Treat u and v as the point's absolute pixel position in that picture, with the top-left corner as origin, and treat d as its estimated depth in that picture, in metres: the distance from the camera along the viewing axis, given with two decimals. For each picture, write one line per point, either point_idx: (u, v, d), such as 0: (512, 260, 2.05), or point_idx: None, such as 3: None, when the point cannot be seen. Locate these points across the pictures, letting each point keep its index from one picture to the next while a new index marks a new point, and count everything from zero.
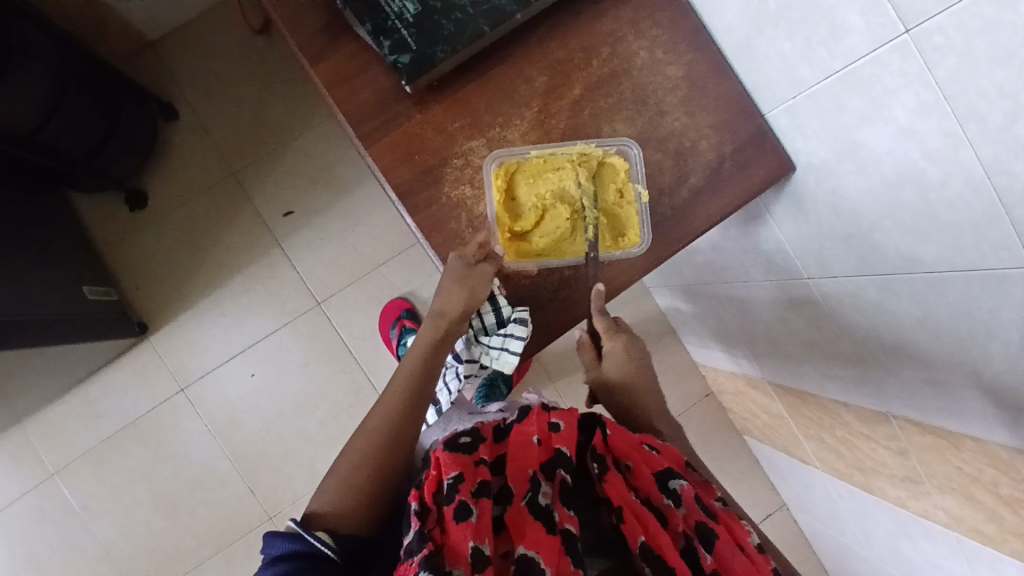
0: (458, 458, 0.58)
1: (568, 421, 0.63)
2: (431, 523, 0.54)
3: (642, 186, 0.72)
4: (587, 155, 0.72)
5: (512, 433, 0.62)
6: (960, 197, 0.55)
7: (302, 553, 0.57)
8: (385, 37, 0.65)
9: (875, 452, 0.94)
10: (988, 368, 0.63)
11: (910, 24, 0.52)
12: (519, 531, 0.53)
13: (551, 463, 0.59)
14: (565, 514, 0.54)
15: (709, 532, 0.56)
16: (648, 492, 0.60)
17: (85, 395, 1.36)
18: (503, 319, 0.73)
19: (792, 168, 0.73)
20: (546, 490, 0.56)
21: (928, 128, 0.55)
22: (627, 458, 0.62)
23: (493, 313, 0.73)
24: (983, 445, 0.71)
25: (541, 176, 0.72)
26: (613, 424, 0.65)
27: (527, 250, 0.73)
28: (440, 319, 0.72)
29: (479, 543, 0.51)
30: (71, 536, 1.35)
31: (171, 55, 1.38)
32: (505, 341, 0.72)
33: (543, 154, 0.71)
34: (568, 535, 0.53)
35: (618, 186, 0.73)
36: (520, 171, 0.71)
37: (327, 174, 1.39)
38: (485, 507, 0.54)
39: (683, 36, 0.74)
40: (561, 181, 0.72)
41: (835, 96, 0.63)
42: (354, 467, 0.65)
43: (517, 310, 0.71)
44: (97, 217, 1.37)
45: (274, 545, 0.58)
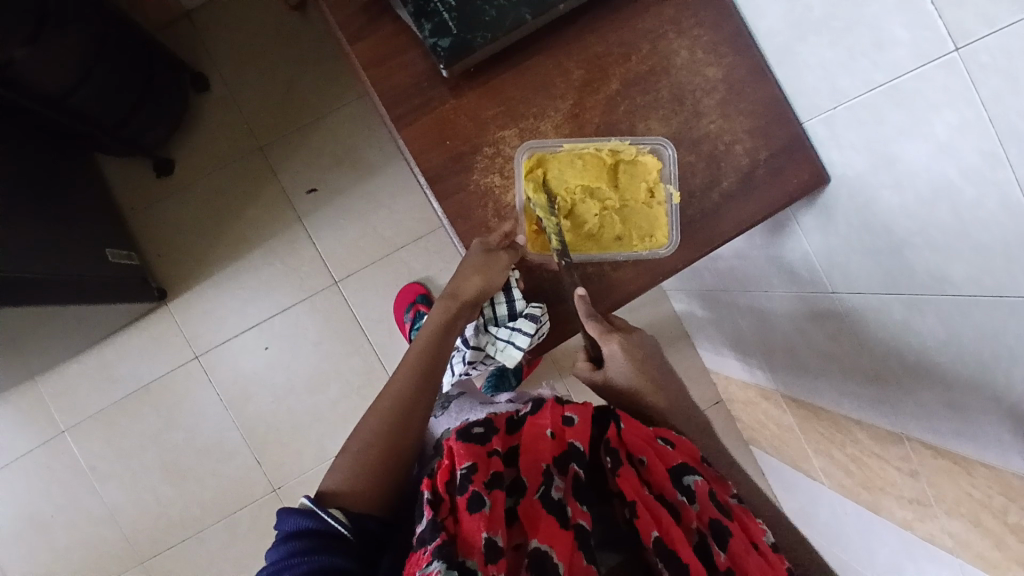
0: (471, 448, 0.58)
1: (581, 415, 0.63)
2: (444, 512, 0.54)
3: (673, 187, 0.72)
4: (619, 152, 0.72)
5: (526, 425, 0.62)
6: (995, 219, 0.54)
7: (315, 531, 0.57)
8: (425, 20, 0.65)
9: (884, 471, 0.93)
10: (1010, 395, 0.62)
11: (959, 41, 0.51)
12: (533, 525, 0.53)
13: (564, 457, 0.59)
14: (577, 509, 0.54)
15: (722, 529, 0.56)
16: (662, 487, 0.60)
17: (100, 357, 1.38)
18: (515, 313, 0.74)
19: (826, 179, 0.72)
20: (559, 483, 0.57)
21: (968, 148, 0.54)
22: (641, 452, 0.61)
23: (506, 305, 0.74)
24: (997, 472, 0.70)
25: (571, 170, 0.72)
26: (626, 419, 0.65)
27: (550, 243, 0.74)
28: (451, 302, 0.73)
29: (491, 534, 0.51)
30: (80, 494, 1.38)
31: (206, 25, 1.39)
32: (511, 335, 0.72)
33: (575, 148, 0.71)
34: (580, 530, 0.53)
35: (649, 185, 0.73)
36: (550, 163, 0.71)
37: (353, 155, 1.39)
38: (498, 498, 0.54)
39: (725, 37, 0.73)
40: (591, 176, 0.72)
41: (875, 109, 0.61)
42: (368, 445, 0.66)
43: (530, 306, 0.72)
44: (124, 182, 1.39)
45: (287, 522, 0.57)
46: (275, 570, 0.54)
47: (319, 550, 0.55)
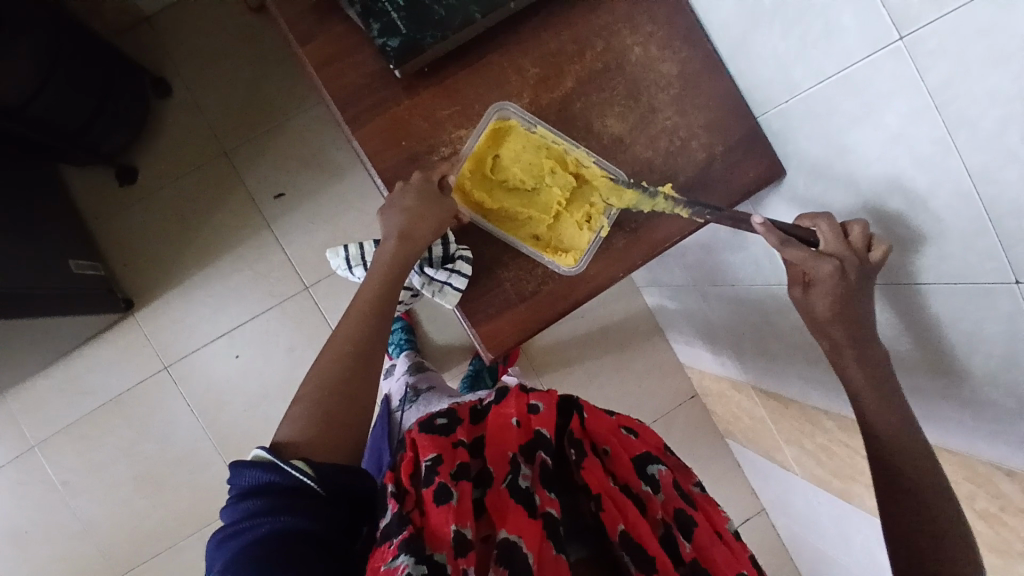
0: (436, 440, 0.58)
1: (546, 404, 0.63)
2: (410, 505, 0.53)
3: (607, 223, 0.72)
4: (582, 165, 0.72)
5: (491, 416, 0.62)
6: (949, 207, 0.55)
7: (276, 485, 0.53)
8: (374, 20, 0.64)
9: (855, 460, 0.95)
10: (970, 381, 0.63)
11: (905, 30, 0.51)
12: (501, 517, 0.51)
13: (531, 444, 0.58)
14: (546, 498, 0.53)
15: (687, 518, 0.56)
16: (627, 478, 0.59)
17: (66, 369, 1.35)
18: (449, 255, 0.71)
19: (782, 172, 0.73)
20: (526, 472, 0.55)
21: (919, 134, 0.54)
22: (605, 443, 0.61)
23: (440, 248, 0.71)
24: (963, 459, 0.70)
25: (532, 148, 0.71)
26: (590, 408, 0.64)
27: (476, 198, 0.71)
28: (406, 242, 0.68)
29: (460, 527, 0.49)
30: (49, 510, 1.35)
31: (168, 29, 1.36)
32: (449, 277, 0.69)
33: (546, 134, 0.71)
34: (549, 519, 0.51)
35: (588, 210, 0.72)
36: (517, 134, 0.70)
37: (321, 158, 1.38)
38: (465, 490, 0.53)
39: (679, 33, 0.73)
40: (547, 164, 0.71)
41: (827, 101, 0.62)
42: (323, 394, 0.62)
43: (461, 249, 0.70)
44: (87, 190, 1.36)
45: (244, 475, 0.54)
46: (237, 530, 0.51)
47: (281, 509, 0.52)
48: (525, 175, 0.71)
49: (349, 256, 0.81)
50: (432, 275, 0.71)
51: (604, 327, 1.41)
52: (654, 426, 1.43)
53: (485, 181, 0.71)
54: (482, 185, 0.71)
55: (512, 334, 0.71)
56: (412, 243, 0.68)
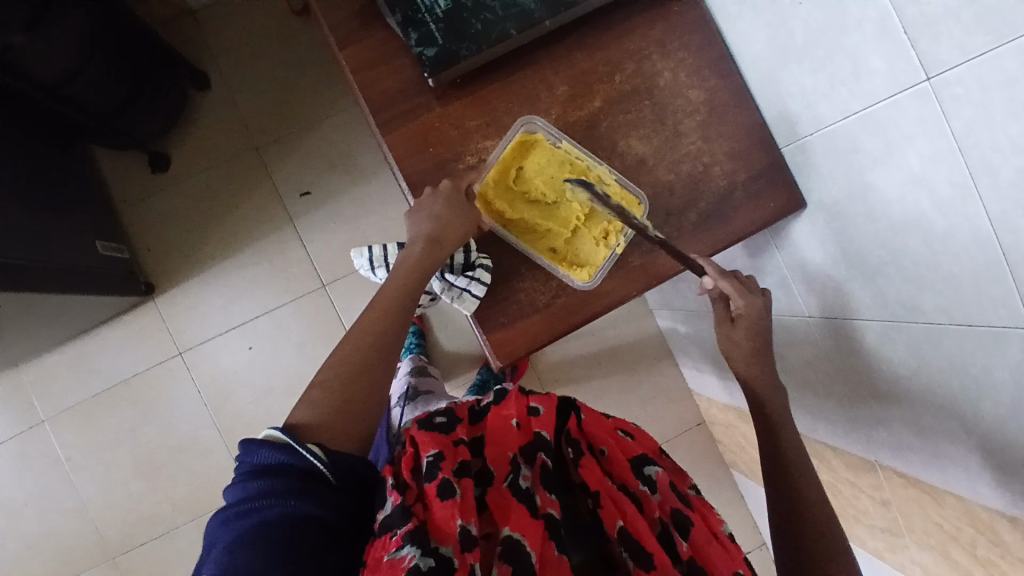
0: (436, 437, 0.58)
1: (546, 406, 0.62)
2: (413, 498, 0.54)
3: (624, 240, 0.73)
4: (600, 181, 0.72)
5: (491, 416, 0.63)
6: (965, 251, 0.55)
7: (289, 467, 0.54)
8: (413, 28, 0.66)
9: (858, 500, 0.94)
10: (978, 425, 0.62)
11: (932, 72, 0.52)
12: (504, 515, 0.52)
13: (531, 446, 0.59)
14: (547, 499, 0.54)
15: (684, 518, 0.56)
16: (624, 478, 0.60)
17: (83, 347, 1.38)
18: (469, 263, 0.72)
19: (802, 205, 0.74)
20: (526, 473, 0.56)
21: (939, 176, 0.55)
22: (602, 443, 0.61)
23: (462, 255, 0.73)
24: (966, 505, 0.70)
25: (556, 163, 0.72)
26: (587, 410, 0.64)
27: (497, 208, 0.72)
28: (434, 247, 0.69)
29: (465, 522, 0.50)
30: (52, 484, 1.37)
31: (211, 25, 1.41)
32: (467, 284, 0.71)
33: (570, 151, 0.72)
34: (550, 519, 0.52)
35: (606, 226, 0.73)
36: (542, 148, 0.72)
37: (348, 160, 1.40)
38: (467, 487, 0.53)
39: (709, 62, 0.74)
40: (569, 178, 0.72)
41: (850, 137, 0.63)
42: (345, 382, 0.63)
43: (481, 258, 0.72)
44: (119, 174, 1.40)
45: (258, 454, 0.54)
46: (247, 509, 0.52)
47: (293, 493, 0.53)
48: (546, 188, 0.72)
49: (373, 257, 0.86)
50: (451, 281, 0.73)
51: (614, 346, 1.42)
52: None
53: (507, 192, 0.73)
54: (504, 196, 0.73)
55: (523, 343, 0.72)
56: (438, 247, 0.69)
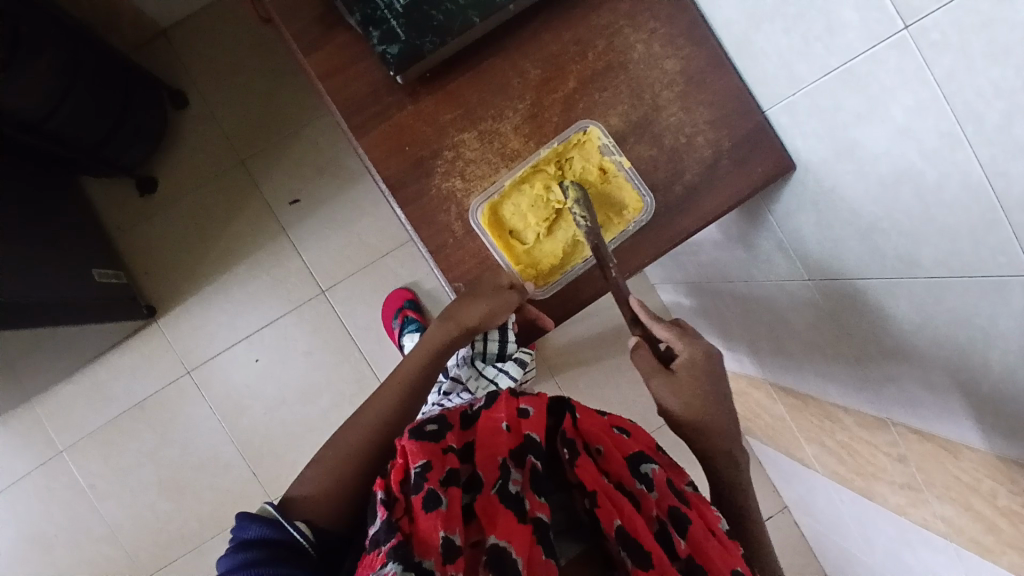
0: (425, 446, 0.57)
1: (536, 406, 0.62)
2: (399, 513, 0.53)
3: (617, 154, 0.71)
4: (565, 159, 0.72)
5: (481, 420, 0.61)
6: (959, 202, 0.53)
7: (275, 540, 0.57)
8: (373, 28, 0.64)
9: (875, 458, 0.93)
10: (987, 377, 0.62)
11: (908, 19, 0.50)
12: (491, 521, 0.52)
13: (520, 449, 0.58)
14: (536, 502, 0.53)
15: (681, 515, 0.56)
16: (620, 475, 0.59)
17: (95, 377, 1.39)
18: (504, 354, 0.80)
19: (791, 167, 0.72)
20: (516, 477, 0.55)
21: (925, 129, 0.53)
22: (598, 442, 0.61)
23: (498, 343, 0.79)
24: (983, 455, 0.70)
25: (519, 197, 0.71)
26: (582, 409, 0.64)
27: (542, 273, 0.73)
28: (449, 323, 0.71)
29: (448, 533, 0.50)
30: (78, 514, 1.39)
31: (182, 43, 1.39)
32: (498, 375, 0.89)
33: (516, 177, 0.71)
34: (539, 523, 0.52)
35: (597, 165, 0.73)
36: (503, 203, 0.71)
37: (334, 164, 1.39)
38: (454, 496, 0.53)
39: (681, 30, 0.72)
40: (539, 190, 0.71)
41: (832, 94, 0.61)
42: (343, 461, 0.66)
43: (518, 352, 0.81)
44: (109, 202, 1.40)
45: (247, 529, 0.57)
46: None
47: (277, 560, 0.55)
48: (547, 219, 0.72)
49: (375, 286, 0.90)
50: (480, 369, 0.87)
51: (619, 326, 1.40)
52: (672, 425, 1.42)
53: (530, 254, 0.73)
54: (530, 254, 0.73)
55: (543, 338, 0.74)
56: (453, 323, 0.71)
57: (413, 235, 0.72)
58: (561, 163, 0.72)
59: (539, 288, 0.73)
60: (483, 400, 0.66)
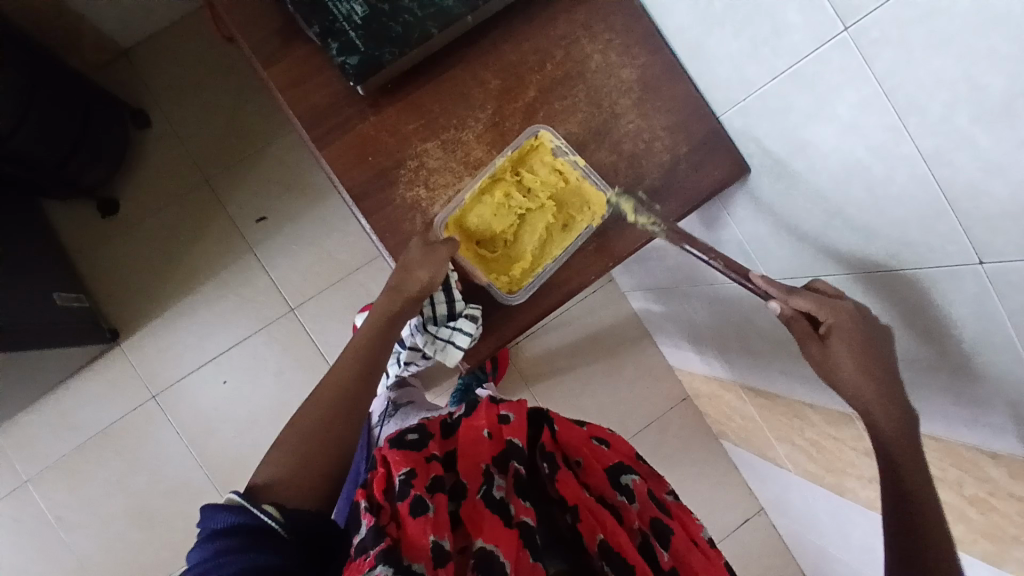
0: (408, 455, 0.57)
1: (517, 412, 0.62)
2: (386, 519, 0.52)
3: (571, 154, 0.72)
4: (521, 166, 0.73)
5: (462, 428, 0.61)
6: (906, 193, 0.55)
7: (247, 527, 0.54)
8: (333, 39, 0.65)
9: (844, 453, 0.95)
10: (945, 365, 0.63)
11: (848, 22, 0.53)
12: (477, 526, 0.52)
13: (502, 455, 0.58)
14: (521, 507, 0.53)
15: (663, 528, 0.57)
16: (601, 489, 0.60)
17: (55, 404, 1.34)
18: (454, 313, 0.72)
19: (746, 170, 0.75)
20: (500, 483, 0.55)
21: (871, 126, 0.56)
22: (577, 454, 0.62)
23: (445, 305, 0.72)
24: (946, 444, 0.71)
25: (481, 208, 0.72)
26: (560, 420, 0.64)
27: (516, 277, 0.73)
28: (395, 296, 0.70)
29: (438, 537, 0.49)
30: (40, 548, 1.33)
31: (144, 62, 1.38)
32: (450, 335, 0.71)
33: (474, 189, 0.71)
34: (525, 528, 0.51)
35: (553, 166, 0.73)
36: (466, 216, 0.72)
37: (302, 181, 1.39)
38: (441, 502, 0.52)
39: (636, 39, 0.74)
40: (499, 198, 0.72)
41: (782, 96, 0.63)
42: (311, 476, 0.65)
43: (468, 307, 0.71)
44: (69, 224, 1.36)
45: (216, 519, 0.55)
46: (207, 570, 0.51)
47: (251, 549, 0.53)
48: (507, 227, 0.73)
49: None
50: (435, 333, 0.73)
51: (592, 334, 1.42)
52: (648, 431, 1.43)
53: (502, 261, 0.74)
54: (502, 260, 0.74)
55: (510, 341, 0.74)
56: (399, 295, 0.70)
57: (378, 244, 0.72)
58: (518, 171, 0.73)
59: (512, 294, 0.73)
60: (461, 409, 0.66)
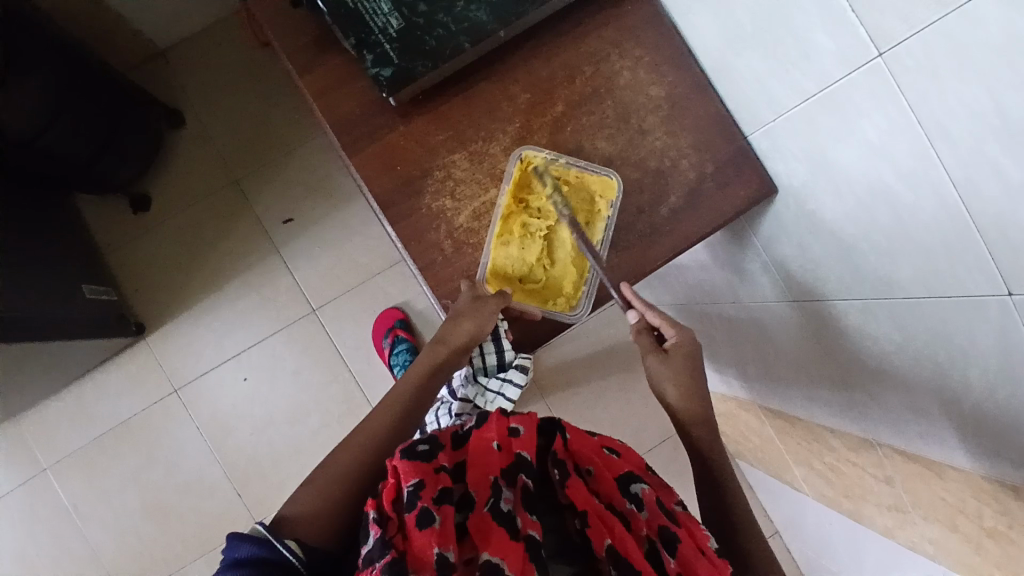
0: (418, 466, 0.56)
1: (527, 425, 0.62)
2: (393, 530, 0.53)
3: (558, 157, 0.73)
4: (523, 192, 0.73)
5: (471, 439, 0.60)
6: (935, 222, 0.55)
7: (266, 561, 0.54)
8: (367, 50, 0.66)
9: (862, 479, 0.94)
10: (968, 397, 0.62)
11: (881, 47, 0.53)
12: (483, 538, 0.52)
13: (512, 467, 0.58)
14: (528, 520, 0.53)
15: (671, 535, 0.57)
16: (611, 497, 0.59)
17: (80, 393, 1.38)
18: (505, 362, 0.80)
19: (773, 190, 0.74)
20: (507, 495, 0.55)
21: (901, 151, 0.55)
22: (588, 463, 0.61)
23: (496, 354, 0.79)
24: (967, 475, 0.70)
25: (511, 248, 0.73)
26: (572, 429, 0.64)
27: (570, 290, 0.75)
28: (438, 346, 0.74)
29: (443, 550, 0.50)
30: (60, 534, 1.36)
31: (180, 64, 1.42)
32: (502, 384, 0.87)
33: (496, 235, 0.72)
34: (531, 541, 0.52)
35: (549, 177, 0.73)
36: (502, 263, 0.73)
37: (327, 184, 1.41)
38: (447, 513, 0.52)
39: (666, 57, 0.75)
40: (519, 231, 0.73)
41: (811, 119, 0.63)
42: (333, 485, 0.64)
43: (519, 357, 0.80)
44: (101, 219, 1.40)
45: (238, 549, 0.55)
46: None
47: None
48: (541, 253, 0.74)
49: None
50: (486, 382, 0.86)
51: (608, 347, 1.42)
52: (662, 447, 1.42)
53: (552, 282, 0.75)
54: (550, 280, 0.75)
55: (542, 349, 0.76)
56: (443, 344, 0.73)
57: (402, 252, 0.73)
58: (524, 199, 0.73)
59: (575, 308, 0.75)
60: (473, 419, 0.64)
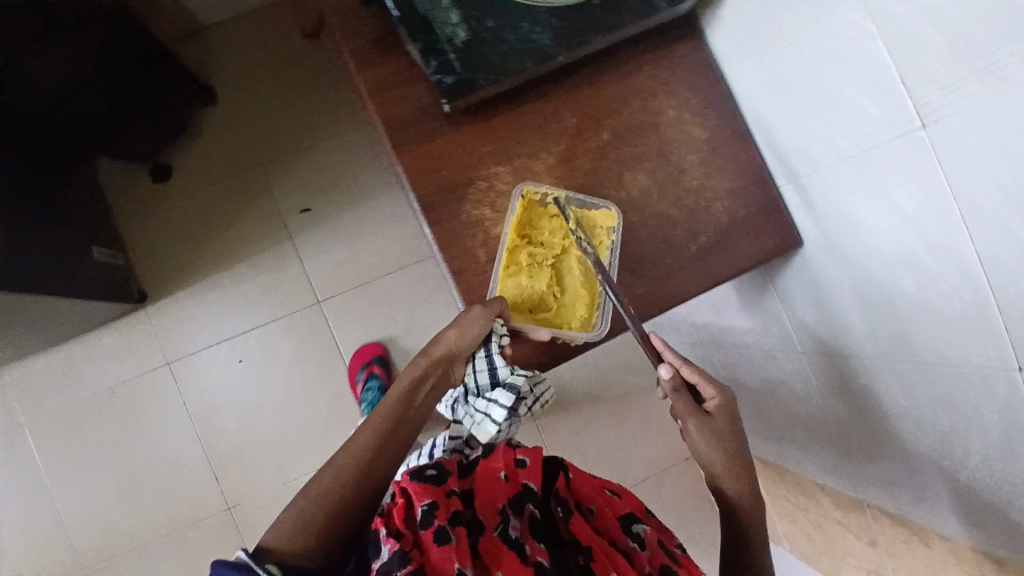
0: (428, 487, 0.57)
1: (533, 455, 0.63)
2: (409, 545, 0.53)
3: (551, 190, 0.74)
4: (522, 227, 0.75)
5: (478, 468, 0.62)
6: (956, 292, 0.57)
7: None
8: (433, 57, 0.67)
9: (845, 538, 0.95)
10: (965, 469, 0.64)
11: (927, 119, 0.54)
12: (494, 560, 0.53)
13: (518, 497, 0.60)
14: (536, 548, 0.55)
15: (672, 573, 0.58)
16: (613, 534, 0.61)
17: (70, 352, 1.36)
18: (496, 379, 0.72)
19: (799, 243, 0.77)
20: (515, 523, 0.57)
21: (929, 221, 0.57)
22: (591, 502, 0.64)
23: (488, 370, 0.72)
24: (954, 546, 0.72)
25: (520, 279, 0.75)
26: (573, 469, 0.66)
27: (585, 312, 0.76)
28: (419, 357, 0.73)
29: (462, 567, 0.51)
30: (26, 493, 1.33)
31: (221, 42, 1.43)
32: (487, 406, 0.72)
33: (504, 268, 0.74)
34: (540, 567, 0.53)
35: (546, 212, 0.75)
36: (514, 293, 0.75)
37: (350, 179, 1.42)
38: (462, 534, 0.54)
39: (712, 102, 0.77)
40: (525, 262, 0.75)
41: (847, 180, 0.66)
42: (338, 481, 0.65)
43: (512, 376, 0.71)
44: (118, 183, 1.40)
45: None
46: None
47: None
48: (550, 280, 0.76)
49: None
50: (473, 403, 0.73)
51: (606, 375, 1.43)
52: (646, 482, 1.43)
53: (564, 305, 0.77)
54: (562, 304, 0.77)
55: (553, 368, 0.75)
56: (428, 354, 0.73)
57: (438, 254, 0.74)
58: (525, 233, 0.75)
59: (592, 329, 0.76)
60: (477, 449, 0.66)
